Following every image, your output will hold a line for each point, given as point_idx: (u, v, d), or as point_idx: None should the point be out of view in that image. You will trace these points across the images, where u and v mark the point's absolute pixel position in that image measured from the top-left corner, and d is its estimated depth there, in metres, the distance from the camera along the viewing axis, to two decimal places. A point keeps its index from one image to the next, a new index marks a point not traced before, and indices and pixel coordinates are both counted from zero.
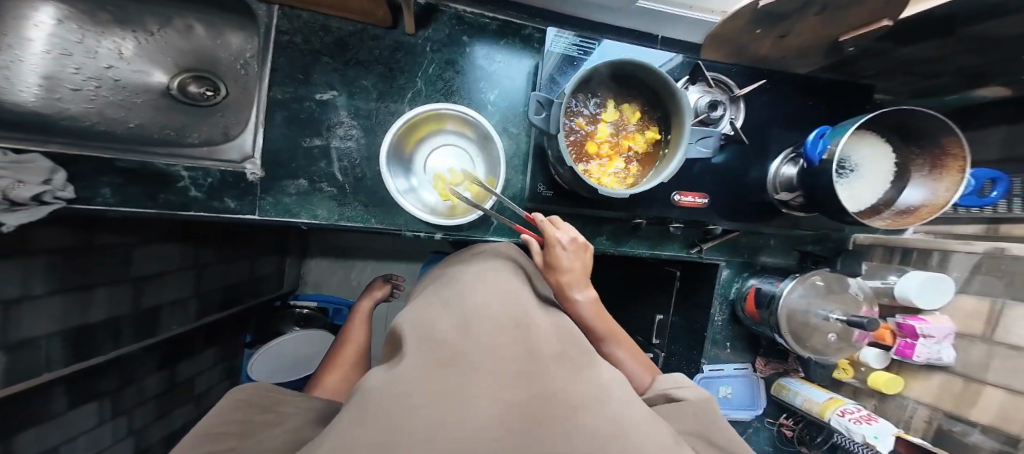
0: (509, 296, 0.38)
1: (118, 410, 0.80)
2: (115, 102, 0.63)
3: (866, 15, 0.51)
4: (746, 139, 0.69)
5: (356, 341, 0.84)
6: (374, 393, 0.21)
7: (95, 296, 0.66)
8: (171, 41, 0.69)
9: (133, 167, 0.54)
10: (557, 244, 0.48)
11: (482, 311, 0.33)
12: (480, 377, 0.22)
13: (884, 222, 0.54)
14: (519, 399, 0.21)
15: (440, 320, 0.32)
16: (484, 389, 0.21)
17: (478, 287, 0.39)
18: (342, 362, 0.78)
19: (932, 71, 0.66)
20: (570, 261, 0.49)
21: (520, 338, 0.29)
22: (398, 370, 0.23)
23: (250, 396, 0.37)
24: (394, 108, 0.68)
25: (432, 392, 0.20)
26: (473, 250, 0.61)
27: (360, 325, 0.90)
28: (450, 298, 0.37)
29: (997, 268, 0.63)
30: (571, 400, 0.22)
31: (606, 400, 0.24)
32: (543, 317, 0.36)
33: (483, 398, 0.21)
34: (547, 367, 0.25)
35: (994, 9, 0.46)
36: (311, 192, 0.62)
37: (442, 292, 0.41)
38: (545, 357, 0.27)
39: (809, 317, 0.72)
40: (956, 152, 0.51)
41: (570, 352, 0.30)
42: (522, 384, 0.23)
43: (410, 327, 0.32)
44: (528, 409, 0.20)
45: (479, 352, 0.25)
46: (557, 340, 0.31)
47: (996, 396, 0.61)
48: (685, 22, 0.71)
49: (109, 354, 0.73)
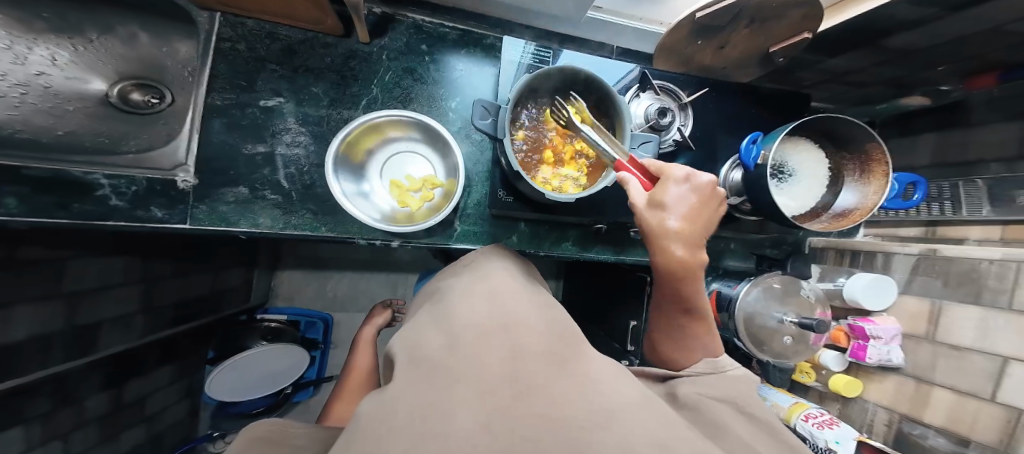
0: (497, 295, 0.38)
1: (51, 435, 0.76)
2: (43, 110, 0.61)
3: (791, 27, 0.53)
4: (695, 146, 0.70)
5: (363, 368, 0.83)
6: (366, 421, 0.22)
7: (18, 313, 0.62)
8: (112, 48, 0.67)
9: (43, 176, 0.51)
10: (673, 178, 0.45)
11: (466, 318, 0.33)
12: (468, 388, 0.23)
13: (821, 225, 0.56)
14: (506, 406, 0.22)
15: (427, 335, 0.33)
16: (471, 398, 0.22)
17: (464, 295, 0.40)
18: (350, 391, 0.77)
19: (864, 81, 0.70)
20: (684, 202, 0.43)
21: (507, 340, 0.29)
22: (386, 393, 0.25)
23: (268, 432, 0.36)
24: (346, 114, 0.67)
25: (419, 413, 0.21)
26: (461, 262, 0.60)
27: (365, 351, 0.88)
28: (439, 312, 0.38)
29: (933, 269, 0.66)
30: (558, 403, 0.23)
31: (589, 395, 0.24)
32: (535, 310, 0.36)
33: (467, 410, 0.21)
34: (532, 368, 0.26)
35: (902, 23, 0.49)
36: (253, 199, 0.61)
37: (432, 308, 0.42)
38: (530, 357, 0.27)
39: (766, 319, 0.72)
40: (878, 156, 0.54)
41: (557, 348, 0.30)
42: (509, 390, 0.23)
43: (400, 346, 0.33)
44: (518, 416, 0.21)
45: (465, 364, 0.26)
46: (543, 337, 0.31)
47: (945, 396, 0.62)
48: (634, 33, 0.74)
49: (35, 374, 0.68)
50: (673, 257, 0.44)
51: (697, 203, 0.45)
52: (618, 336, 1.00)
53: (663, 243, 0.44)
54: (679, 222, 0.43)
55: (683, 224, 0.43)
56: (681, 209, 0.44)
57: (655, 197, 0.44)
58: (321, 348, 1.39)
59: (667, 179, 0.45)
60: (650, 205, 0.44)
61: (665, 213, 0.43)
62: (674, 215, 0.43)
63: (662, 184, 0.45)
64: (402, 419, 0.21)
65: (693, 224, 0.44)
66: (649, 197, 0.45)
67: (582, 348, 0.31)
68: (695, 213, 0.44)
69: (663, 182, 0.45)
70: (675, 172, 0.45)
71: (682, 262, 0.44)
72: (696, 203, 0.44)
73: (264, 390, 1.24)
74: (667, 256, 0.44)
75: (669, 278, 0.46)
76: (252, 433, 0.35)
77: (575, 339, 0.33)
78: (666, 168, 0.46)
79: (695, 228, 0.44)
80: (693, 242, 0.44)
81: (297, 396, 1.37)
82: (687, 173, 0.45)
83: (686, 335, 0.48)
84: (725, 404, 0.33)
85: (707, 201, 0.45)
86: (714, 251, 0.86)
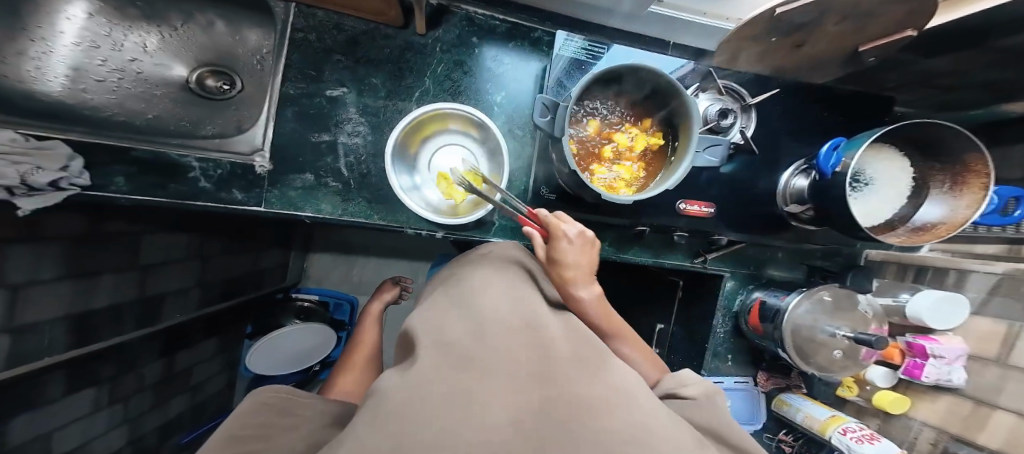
0: (519, 296, 0.39)
1: (116, 397, 0.82)
2: (136, 94, 0.66)
3: (887, 25, 0.50)
4: (756, 149, 0.68)
5: (369, 342, 0.86)
6: (395, 395, 0.22)
7: (100, 283, 0.68)
8: (193, 35, 0.71)
9: (147, 158, 0.56)
10: (563, 237, 0.45)
11: (493, 314, 0.34)
12: (497, 380, 0.23)
13: (898, 238, 0.54)
14: (530, 400, 0.22)
15: (451, 324, 0.33)
16: (501, 390, 0.23)
17: (486, 288, 0.41)
18: (355, 364, 0.80)
19: (953, 84, 0.65)
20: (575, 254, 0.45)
21: (532, 339, 0.30)
22: (410, 373, 0.25)
23: (271, 399, 0.37)
24: (401, 106, 0.68)
25: (448, 397, 0.21)
26: (478, 251, 0.60)
27: (371, 326, 0.91)
28: (461, 300, 0.39)
29: (1016, 290, 0.61)
30: (586, 402, 0.23)
31: (620, 405, 0.24)
32: (559, 319, 0.36)
33: (497, 404, 0.21)
34: (562, 367, 0.26)
35: (1022, 21, 0.44)
36: (317, 186, 0.63)
37: (452, 293, 0.42)
38: (560, 360, 0.27)
39: (816, 332, 0.69)
40: (980, 168, 0.50)
41: (585, 354, 0.30)
42: (538, 388, 0.24)
43: (423, 328, 0.34)
44: (547, 413, 0.21)
45: (491, 357, 0.26)
46: (568, 341, 0.32)
47: (1006, 420, 0.58)
48: (696, 28, 0.71)
49: (110, 340, 0.74)
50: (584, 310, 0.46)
51: (586, 252, 0.46)
52: None
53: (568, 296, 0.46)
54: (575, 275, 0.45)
55: (580, 279, 0.45)
56: (576, 262, 0.45)
57: (551, 258, 0.45)
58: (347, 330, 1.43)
59: (555, 237, 0.46)
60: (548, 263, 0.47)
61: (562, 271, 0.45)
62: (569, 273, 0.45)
63: (553, 243, 0.46)
64: (431, 401, 0.21)
65: (586, 274, 0.46)
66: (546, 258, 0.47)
67: (604, 352, 0.32)
68: (586, 262, 0.46)
69: (550, 242, 0.46)
70: (558, 232, 0.46)
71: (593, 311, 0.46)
72: (582, 254, 0.46)
73: (291, 368, 1.28)
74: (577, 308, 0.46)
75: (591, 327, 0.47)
76: (257, 398, 0.36)
77: (595, 346, 0.33)
78: (552, 226, 0.47)
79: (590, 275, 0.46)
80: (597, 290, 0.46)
81: (323, 373, 1.44)
82: (569, 230, 0.46)
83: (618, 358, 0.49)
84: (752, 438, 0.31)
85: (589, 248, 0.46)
86: (758, 258, 0.83)
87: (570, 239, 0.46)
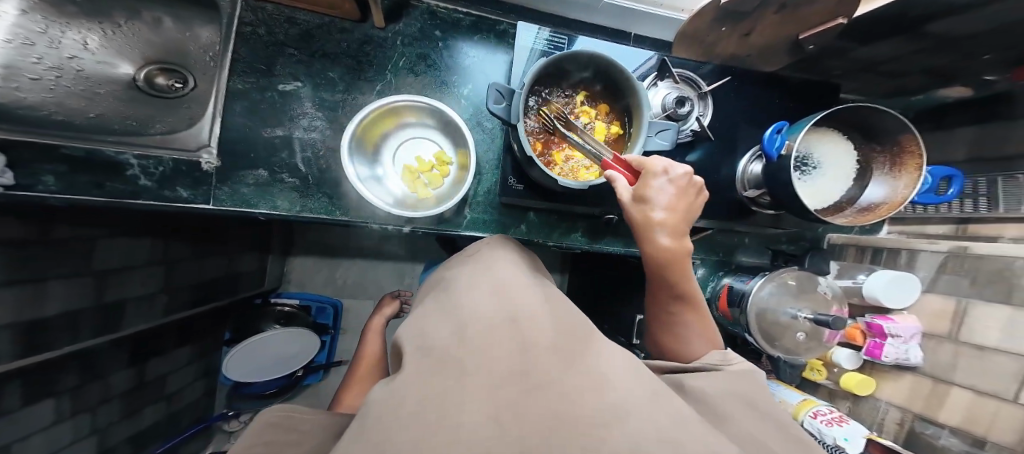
0: (505, 291, 0.38)
1: (80, 408, 0.79)
2: (76, 93, 0.64)
3: (822, 13, 0.51)
4: (714, 136, 0.69)
5: (371, 355, 0.85)
6: (376, 408, 0.23)
7: (49, 288, 0.66)
8: (139, 32, 0.70)
9: (79, 155, 0.55)
10: (655, 173, 0.46)
11: (475, 313, 0.33)
12: (482, 385, 0.23)
13: (846, 219, 0.56)
14: (519, 402, 0.22)
15: (435, 328, 0.33)
16: (478, 390, 0.23)
17: (470, 288, 0.40)
18: (362, 377, 0.79)
19: (897, 72, 0.68)
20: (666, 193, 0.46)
21: (517, 336, 0.29)
22: (390, 385, 0.25)
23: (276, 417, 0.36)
24: (361, 100, 0.67)
25: (430, 410, 0.21)
26: (464, 253, 0.59)
27: (375, 338, 0.90)
28: (447, 303, 0.39)
29: (961, 267, 0.63)
30: (581, 410, 0.21)
31: (601, 390, 0.24)
32: (546, 308, 0.36)
33: (474, 404, 0.21)
34: (551, 369, 0.25)
35: (949, 7, 0.46)
36: (272, 182, 0.62)
37: (441, 297, 0.43)
38: (540, 351, 0.27)
39: (779, 315, 0.71)
40: (912, 148, 0.53)
41: (568, 344, 0.29)
42: (517, 383, 0.23)
43: (409, 337, 0.34)
44: (538, 423, 0.20)
45: (473, 358, 0.26)
46: (552, 332, 0.31)
47: (962, 396, 0.60)
48: (652, 19, 0.73)
49: (66, 348, 0.72)
50: (658, 246, 0.47)
51: (680, 194, 0.47)
52: (623, 331, 0.96)
53: (647, 234, 0.47)
54: (665, 213, 0.46)
55: (668, 216, 0.46)
56: (665, 200, 0.46)
57: (641, 194, 0.46)
58: (331, 333, 1.40)
59: (649, 172, 0.46)
60: (634, 199, 0.47)
61: (648, 207, 0.46)
62: (657, 208, 0.46)
63: (644, 179, 0.46)
64: (406, 414, 0.21)
65: (677, 213, 0.47)
66: (633, 192, 0.47)
67: (594, 344, 0.31)
68: (678, 203, 0.47)
69: (644, 176, 0.47)
70: (654, 165, 0.46)
71: (670, 254, 0.47)
72: (677, 193, 0.47)
73: (275, 372, 1.24)
74: (652, 245, 0.47)
75: (657, 268, 0.49)
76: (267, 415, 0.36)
77: (583, 335, 0.32)
78: (647, 161, 0.47)
79: (679, 218, 0.47)
80: (678, 231, 0.47)
81: (308, 379, 1.38)
82: (666, 166, 0.46)
83: (683, 325, 0.51)
84: (735, 397, 0.33)
85: (685, 192, 0.47)
86: (727, 246, 0.84)
87: (667, 176, 0.47)
